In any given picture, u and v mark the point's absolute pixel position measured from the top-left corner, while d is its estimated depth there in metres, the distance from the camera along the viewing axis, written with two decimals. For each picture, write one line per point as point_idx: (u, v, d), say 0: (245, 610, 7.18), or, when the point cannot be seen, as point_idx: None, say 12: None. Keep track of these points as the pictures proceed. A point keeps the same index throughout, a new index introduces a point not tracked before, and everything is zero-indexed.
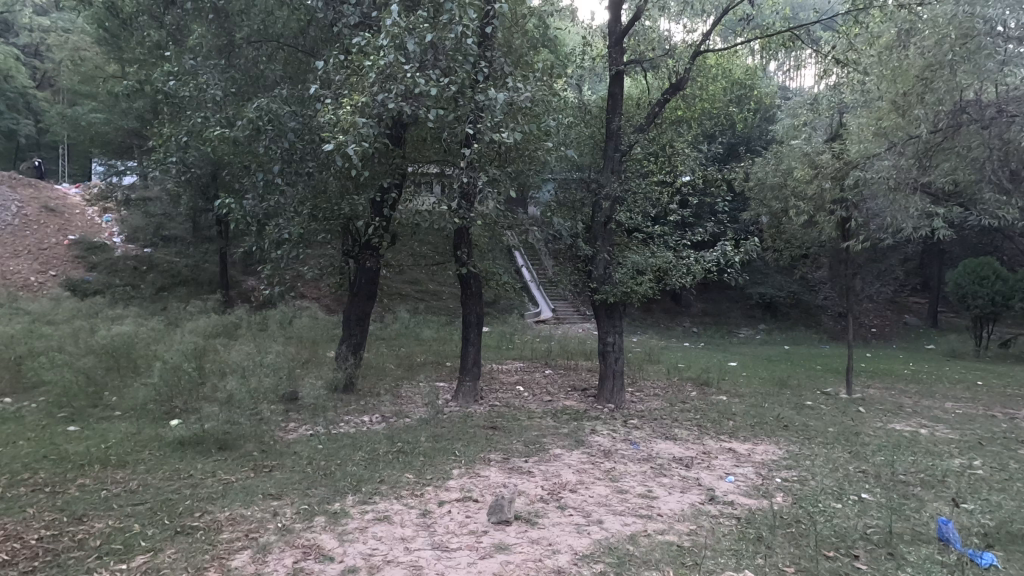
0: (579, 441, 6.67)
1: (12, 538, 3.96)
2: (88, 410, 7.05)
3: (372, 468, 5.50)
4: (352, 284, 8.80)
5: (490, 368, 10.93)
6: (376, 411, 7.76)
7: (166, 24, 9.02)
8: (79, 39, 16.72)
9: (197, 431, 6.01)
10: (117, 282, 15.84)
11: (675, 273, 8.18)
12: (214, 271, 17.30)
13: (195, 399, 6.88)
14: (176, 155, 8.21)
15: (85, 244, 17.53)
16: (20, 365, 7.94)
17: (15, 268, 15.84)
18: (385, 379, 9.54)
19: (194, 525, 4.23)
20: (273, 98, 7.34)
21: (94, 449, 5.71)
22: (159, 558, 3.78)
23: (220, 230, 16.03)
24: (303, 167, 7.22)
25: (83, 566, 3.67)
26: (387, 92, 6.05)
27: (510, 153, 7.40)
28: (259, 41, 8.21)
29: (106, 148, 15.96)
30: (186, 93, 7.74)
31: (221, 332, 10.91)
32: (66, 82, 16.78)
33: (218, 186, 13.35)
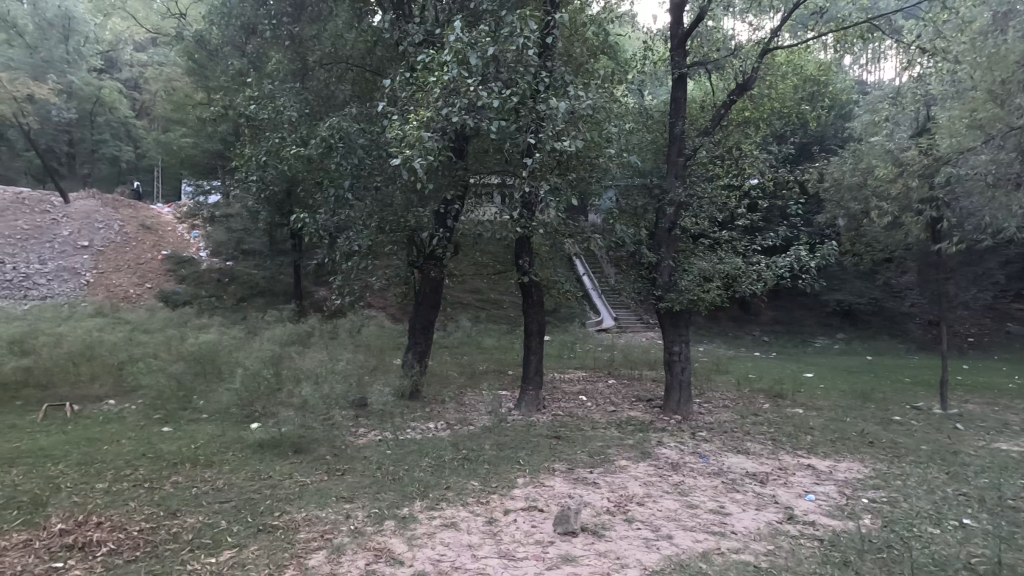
0: (645, 453, 6.50)
1: (117, 528, 4.28)
2: (179, 412, 7.60)
3: (439, 475, 5.58)
4: (416, 294, 9.02)
5: (552, 377, 10.88)
6: (440, 419, 7.88)
7: (248, 53, 9.73)
8: (172, 71, 18.33)
9: (274, 434, 6.33)
10: (203, 294, 17.02)
11: (745, 280, 7.89)
12: (289, 282, 18.28)
13: (273, 404, 7.31)
14: (257, 174, 8.78)
15: (175, 259, 19.02)
16: (121, 369, 8.66)
17: (117, 282, 17.40)
18: (449, 387, 9.71)
19: (274, 524, 4.45)
20: (344, 116, 7.69)
21: (185, 449, 6.14)
22: (244, 553, 3.99)
23: (295, 244, 16.97)
24: (371, 182, 7.51)
25: (178, 557, 3.92)
26: (451, 106, 6.16)
27: (572, 162, 7.41)
28: (330, 63, 8.65)
29: (194, 169, 17.27)
30: (267, 115, 8.28)
31: (296, 340, 11.46)
32: (160, 111, 18.41)
33: (292, 201, 14.12)
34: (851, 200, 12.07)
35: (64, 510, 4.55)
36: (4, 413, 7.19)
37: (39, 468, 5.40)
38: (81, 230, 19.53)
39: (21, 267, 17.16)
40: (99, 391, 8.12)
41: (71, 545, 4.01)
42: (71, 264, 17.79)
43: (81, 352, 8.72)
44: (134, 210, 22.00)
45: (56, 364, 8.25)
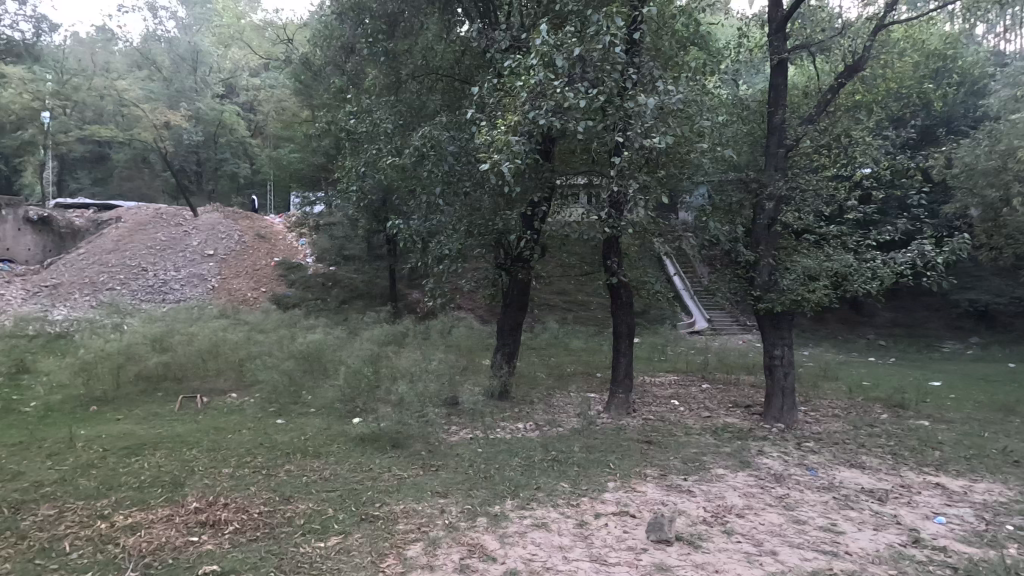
0: (744, 462, 6.16)
1: (242, 510, 4.72)
2: (291, 406, 8.26)
3: (529, 475, 5.63)
4: (505, 296, 9.17)
5: (642, 380, 10.60)
6: (529, 420, 7.95)
7: (348, 71, 10.46)
8: (283, 93, 20.08)
9: (374, 429, 6.70)
10: (310, 297, 18.38)
11: (857, 278, 7.25)
12: (385, 285, 19.28)
13: (372, 401, 7.79)
14: (357, 184, 9.33)
15: (285, 265, 20.70)
16: (242, 365, 9.56)
17: (237, 287, 19.24)
18: (537, 388, 9.76)
19: (376, 514, 4.70)
20: (435, 125, 7.96)
21: (296, 441, 6.65)
22: (349, 540, 4.26)
23: (390, 249, 17.89)
24: (460, 187, 7.74)
25: (293, 540, 4.25)
26: (538, 110, 6.17)
27: (661, 159, 7.18)
28: (422, 75, 9.01)
29: (301, 182, 18.74)
30: (365, 129, 8.78)
31: (392, 340, 12.05)
32: (273, 129, 20.19)
33: (388, 209, 14.90)
34: (987, 186, 10.69)
35: (198, 491, 5.09)
36: (149, 403, 8.18)
37: (177, 452, 6.08)
38: (208, 241, 21.81)
39: (161, 274, 19.42)
40: (224, 385, 9.02)
41: (204, 522, 4.45)
42: (199, 271, 19.90)
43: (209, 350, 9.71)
44: (251, 222, 24.25)
45: (189, 360, 9.25)
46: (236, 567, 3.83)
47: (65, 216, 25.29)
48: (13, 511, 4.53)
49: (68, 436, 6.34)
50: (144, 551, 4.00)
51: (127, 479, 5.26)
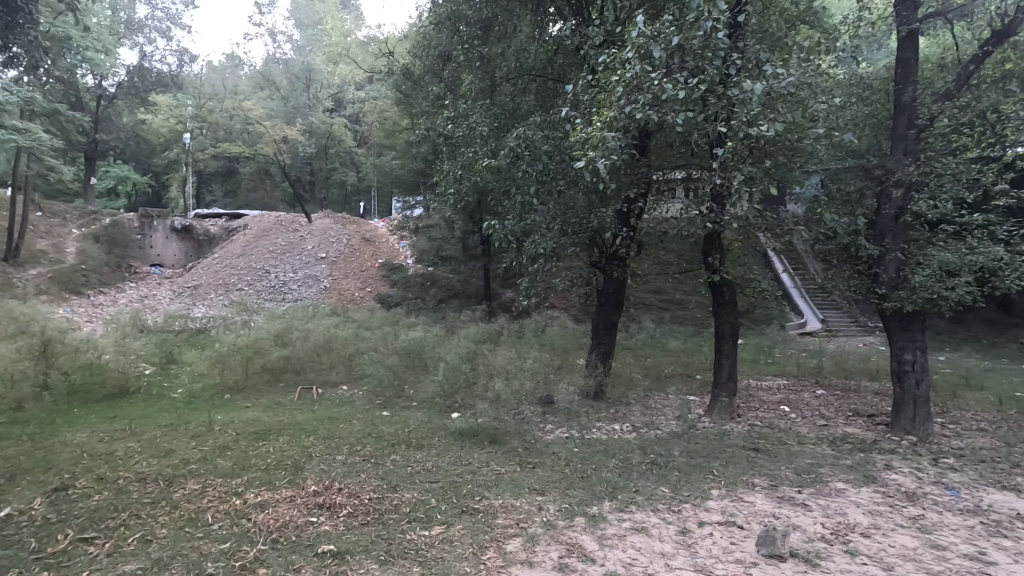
0: (868, 477, 5.61)
1: (354, 495, 5.06)
2: (395, 399, 8.71)
3: (627, 477, 5.52)
4: (599, 294, 9.04)
5: (747, 384, 9.98)
6: (626, 421, 7.79)
7: (445, 78, 10.86)
8: (385, 104, 21.26)
9: (472, 424, 6.90)
10: (410, 296, 19.29)
11: (1009, 273, 6.43)
12: (480, 285, 19.78)
13: (470, 396, 8.01)
14: (454, 186, 9.66)
15: (388, 266, 21.90)
16: (352, 360, 10.23)
17: (346, 287, 20.63)
18: (633, 389, 9.54)
19: (476, 507, 4.84)
20: (529, 125, 8.03)
21: (400, 433, 7.01)
22: (452, 530, 4.42)
23: (485, 249, 18.32)
24: (554, 186, 7.74)
25: (400, 526, 4.48)
26: (634, 104, 5.97)
27: (769, 148, 6.70)
28: (516, 77, 9.20)
29: (402, 187, 19.71)
30: (462, 133, 9.07)
31: (488, 338, 12.34)
32: (377, 139, 21.45)
33: (482, 210, 15.26)
34: None
35: (316, 475, 5.52)
36: (272, 393, 9.00)
37: (297, 439, 6.64)
38: (321, 245, 23.61)
39: (281, 276, 21.30)
40: (336, 378, 9.71)
41: (322, 504, 4.82)
42: (313, 272, 21.57)
43: (322, 345, 10.50)
44: (358, 226, 25.98)
45: (306, 355, 10.07)
46: (350, 548, 4.10)
47: (202, 225, 28.50)
48: (166, 484, 5.17)
49: (208, 420, 7.14)
50: (272, 527, 4.41)
51: (256, 461, 5.82)
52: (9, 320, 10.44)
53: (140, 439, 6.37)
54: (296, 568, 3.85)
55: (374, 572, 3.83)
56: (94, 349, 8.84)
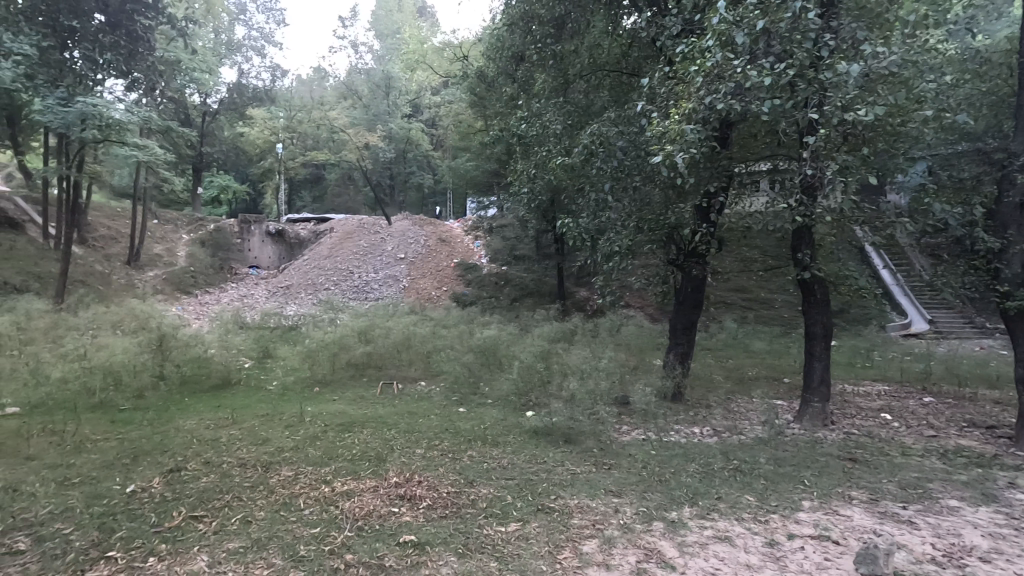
0: (986, 495, 5.05)
1: (434, 487, 5.22)
2: (471, 396, 8.87)
3: (708, 483, 5.31)
4: (677, 293, 8.76)
5: (841, 389, 9.29)
6: (707, 424, 7.49)
7: (519, 79, 10.95)
8: (460, 107, 21.73)
9: (547, 423, 6.90)
10: (484, 294, 19.60)
11: None
12: (554, 284, 19.75)
13: (545, 395, 8.02)
14: (528, 186, 9.72)
15: (464, 266, 22.39)
16: (429, 358, 10.56)
17: (424, 286, 21.32)
18: (714, 391, 9.16)
19: (551, 506, 4.83)
20: (603, 122, 7.89)
21: (477, 429, 7.14)
22: (528, 528, 4.44)
23: (559, 247, 18.27)
24: (630, 182, 7.57)
25: (477, 521, 4.57)
26: (715, 93, 5.71)
27: (867, 134, 6.18)
28: (590, 73, 9.07)
29: (477, 187, 20.08)
30: (536, 132, 9.09)
31: (562, 337, 12.31)
32: (452, 141, 21.98)
33: (555, 209, 15.26)
34: None
35: (397, 467, 5.74)
36: (357, 387, 9.46)
37: (380, 431, 6.95)
38: (400, 246, 24.58)
39: (364, 276, 22.35)
40: (415, 374, 10.06)
41: (403, 495, 5.01)
42: (393, 272, 22.47)
43: (402, 342, 10.92)
44: (435, 227, 26.84)
45: (388, 352, 10.52)
46: (430, 540, 4.22)
47: (294, 229, 30.53)
48: (264, 470, 5.57)
49: (300, 412, 7.63)
50: (357, 515, 4.63)
51: (342, 451, 6.15)
52: (132, 317, 11.67)
53: (241, 427, 6.92)
54: (379, 555, 4.02)
55: (453, 564, 3.93)
56: (203, 344, 9.70)
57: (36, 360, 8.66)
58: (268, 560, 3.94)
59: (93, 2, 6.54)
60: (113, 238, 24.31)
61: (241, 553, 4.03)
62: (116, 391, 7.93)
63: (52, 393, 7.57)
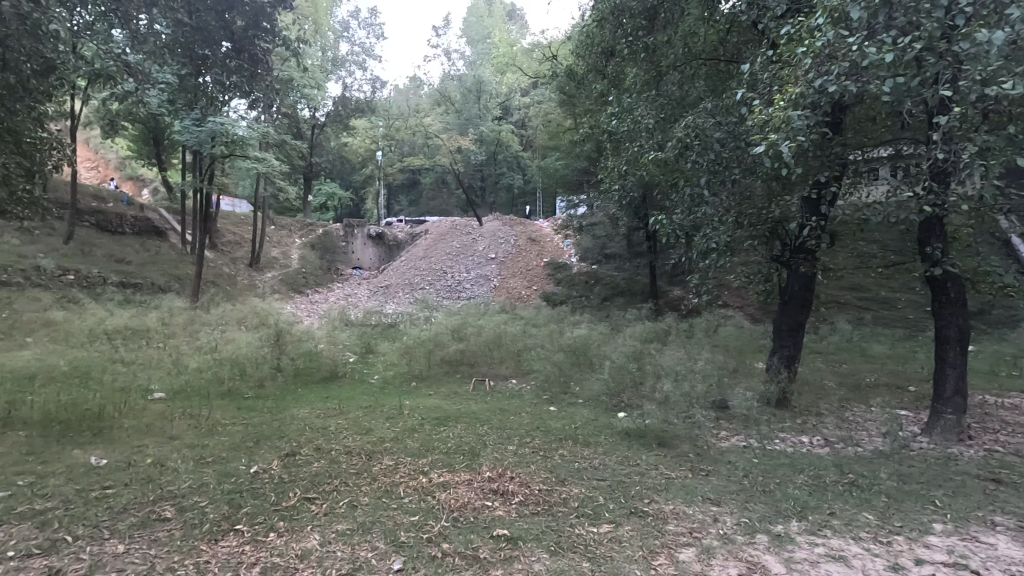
0: None
1: (526, 484, 5.28)
2: (561, 395, 8.83)
3: (819, 497, 4.91)
4: (781, 292, 8.21)
5: (980, 400, 8.21)
6: (817, 434, 6.94)
7: (609, 75, 10.79)
8: (549, 107, 21.82)
9: (640, 425, 6.73)
10: (574, 294, 19.47)
11: None
12: (645, 282, 19.25)
13: (638, 397, 7.81)
14: (619, 183, 9.54)
15: (553, 265, 22.44)
16: (520, 356, 10.68)
17: (514, 285, 21.64)
18: (825, 399, 8.45)
19: (645, 510, 4.71)
20: (699, 113, 7.55)
21: (567, 428, 7.12)
22: (621, 530, 4.36)
23: (651, 245, 17.78)
24: (729, 175, 7.19)
25: (569, 520, 4.55)
26: (825, 76, 5.26)
27: (1014, 110, 5.41)
28: (684, 64, 8.74)
29: (566, 186, 20.04)
30: (627, 128, 8.89)
31: (655, 337, 11.94)
32: (542, 141, 22.11)
33: (647, 205, 14.87)
34: None
35: (490, 462, 5.87)
36: (451, 382, 9.76)
37: (472, 427, 7.14)
38: (491, 246, 25.16)
39: (456, 275, 23.09)
40: (506, 372, 10.20)
41: (496, 490, 5.11)
42: (484, 272, 23.00)
43: (493, 341, 11.16)
44: (525, 228, 27.20)
45: (480, 350, 10.79)
46: (522, 535, 4.28)
47: (392, 232, 32.23)
48: (367, 458, 5.93)
49: (399, 404, 8.03)
50: (453, 506, 4.80)
51: (438, 444, 6.39)
52: (253, 314, 12.89)
53: (347, 417, 7.42)
54: (474, 547, 4.14)
55: (545, 561, 3.95)
56: (313, 340, 10.52)
57: (177, 352, 9.83)
58: (372, 544, 4.18)
59: (221, 32, 7.19)
60: (237, 243, 27.00)
61: (348, 535, 4.32)
62: (241, 380, 8.80)
63: (190, 380, 8.56)
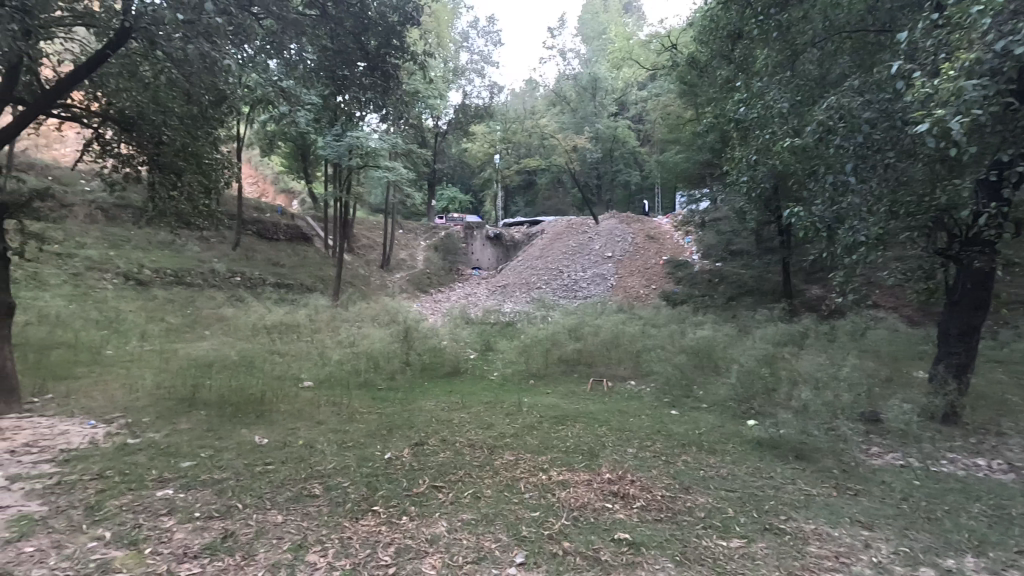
0: None
1: (647, 489, 5.11)
2: (684, 399, 8.40)
3: (1003, 532, 4.20)
4: (948, 291, 7.14)
5: None
6: (997, 457, 5.94)
7: (735, 59, 10.12)
8: (669, 98, 20.98)
9: (773, 435, 6.23)
10: (696, 293, 18.52)
11: None
12: (778, 280, 17.80)
13: (771, 405, 7.22)
14: (748, 174, 8.90)
15: (673, 263, 21.53)
16: (639, 357, 10.37)
17: (632, 284, 21.12)
18: (1009, 416, 7.20)
19: (782, 527, 4.35)
20: (844, 92, 6.78)
21: (691, 433, 6.78)
22: (753, 547, 4.06)
23: (784, 240, 16.38)
24: (880, 159, 6.37)
25: (694, 530, 4.34)
26: (1010, 36, 4.45)
27: None
28: (824, 39, 7.92)
29: (687, 181, 19.15)
30: (757, 114, 8.25)
31: (790, 339, 10.98)
32: (661, 134, 21.36)
33: (779, 197, 13.73)
34: None
35: (610, 464, 5.78)
36: (569, 381, 9.75)
37: (591, 427, 7.08)
38: (607, 245, 24.78)
39: (573, 274, 23.05)
40: (624, 372, 9.95)
41: (617, 493, 5.02)
42: (601, 270, 22.71)
43: (611, 341, 10.96)
44: (642, 225, 26.44)
45: (597, 350, 10.65)
46: (646, 541, 4.16)
47: (510, 233, 32.99)
48: (489, 452, 6.13)
49: (518, 402, 8.19)
50: (573, 505, 4.79)
51: (556, 443, 6.41)
52: (385, 313, 13.92)
53: (469, 412, 7.71)
54: (596, 548, 4.10)
55: (670, 570, 3.81)
56: (438, 337, 11.11)
57: (322, 346, 10.91)
58: (496, 535, 4.32)
59: (358, 53, 7.90)
60: (370, 247, 29.32)
61: (474, 524, 4.50)
62: (375, 372, 9.54)
63: (333, 371, 9.45)
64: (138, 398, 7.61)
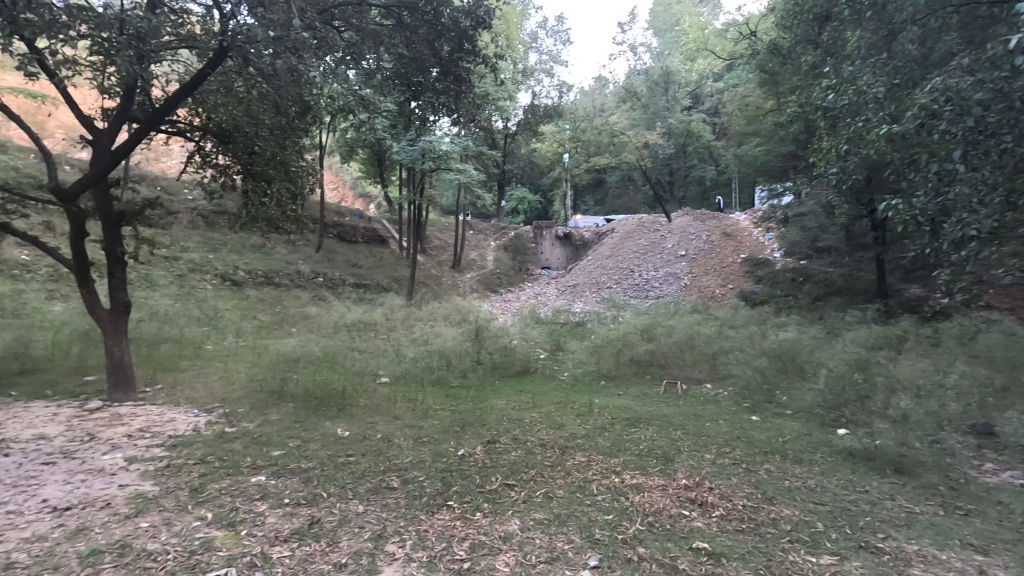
0: None
1: (727, 498, 4.89)
2: (765, 404, 7.95)
3: None
4: None
5: None
6: None
7: (823, 43, 9.50)
8: (748, 88, 20.03)
9: (868, 446, 5.77)
10: (778, 292, 17.55)
11: None
12: (870, 279, 16.52)
13: (865, 414, 6.70)
14: (838, 165, 8.32)
15: (752, 261, 20.52)
16: (716, 359, 9.95)
17: (707, 284, 20.32)
18: None
19: (879, 546, 4.02)
20: (951, 73, 6.17)
21: (775, 441, 6.42)
22: (847, 566, 3.79)
23: (878, 236, 15.17)
24: (994, 145, 5.75)
25: (779, 544, 4.10)
26: None
27: None
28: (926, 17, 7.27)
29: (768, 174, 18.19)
30: (849, 101, 7.69)
31: (886, 343, 10.14)
32: (739, 127, 20.44)
33: (872, 189, 12.74)
34: None
35: (686, 469, 5.58)
36: (641, 383, 9.52)
37: (665, 430, 6.87)
38: (681, 243, 24.00)
39: (644, 274, 22.51)
40: (700, 374, 9.59)
41: (694, 500, 4.84)
42: (674, 269, 22.02)
43: (686, 342, 10.59)
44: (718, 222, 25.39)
45: (671, 351, 10.32)
46: (726, 552, 3.99)
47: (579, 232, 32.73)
48: (560, 452, 6.11)
49: (589, 403, 8.10)
50: (648, 510, 4.67)
51: (630, 446, 6.28)
52: (457, 312, 14.22)
53: (539, 411, 7.72)
54: (673, 556, 3.97)
55: None
56: (508, 336, 11.20)
57: (397, 343, 11.30)
58: (569, 536, 4.28)
59: (432, 59, 8.11)
60: (442, 248, 30.06)
61: (546, 524, 4.49)
62: (447, 370, 9.76)
63: (408, 368, 9.77)
64: (234, 389, 8.21)
